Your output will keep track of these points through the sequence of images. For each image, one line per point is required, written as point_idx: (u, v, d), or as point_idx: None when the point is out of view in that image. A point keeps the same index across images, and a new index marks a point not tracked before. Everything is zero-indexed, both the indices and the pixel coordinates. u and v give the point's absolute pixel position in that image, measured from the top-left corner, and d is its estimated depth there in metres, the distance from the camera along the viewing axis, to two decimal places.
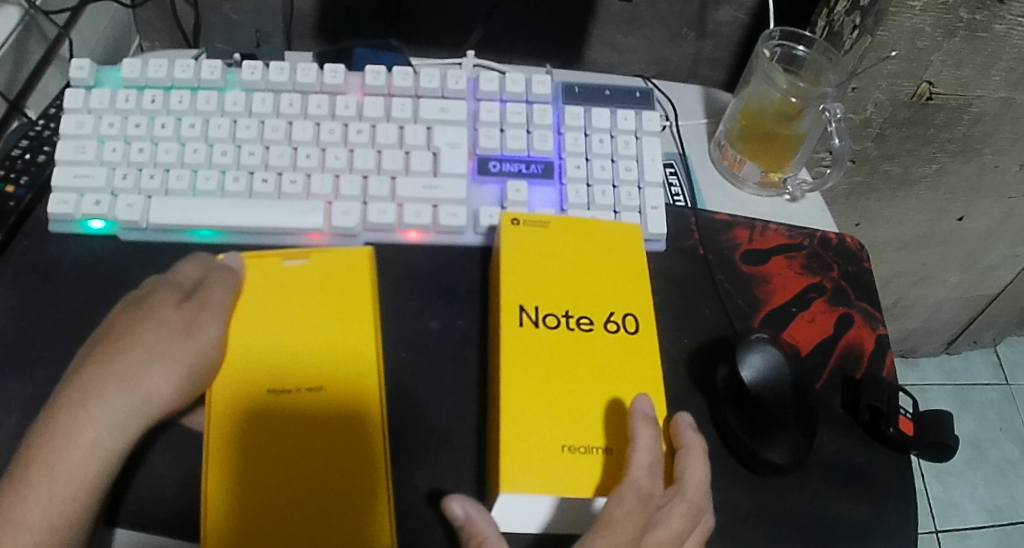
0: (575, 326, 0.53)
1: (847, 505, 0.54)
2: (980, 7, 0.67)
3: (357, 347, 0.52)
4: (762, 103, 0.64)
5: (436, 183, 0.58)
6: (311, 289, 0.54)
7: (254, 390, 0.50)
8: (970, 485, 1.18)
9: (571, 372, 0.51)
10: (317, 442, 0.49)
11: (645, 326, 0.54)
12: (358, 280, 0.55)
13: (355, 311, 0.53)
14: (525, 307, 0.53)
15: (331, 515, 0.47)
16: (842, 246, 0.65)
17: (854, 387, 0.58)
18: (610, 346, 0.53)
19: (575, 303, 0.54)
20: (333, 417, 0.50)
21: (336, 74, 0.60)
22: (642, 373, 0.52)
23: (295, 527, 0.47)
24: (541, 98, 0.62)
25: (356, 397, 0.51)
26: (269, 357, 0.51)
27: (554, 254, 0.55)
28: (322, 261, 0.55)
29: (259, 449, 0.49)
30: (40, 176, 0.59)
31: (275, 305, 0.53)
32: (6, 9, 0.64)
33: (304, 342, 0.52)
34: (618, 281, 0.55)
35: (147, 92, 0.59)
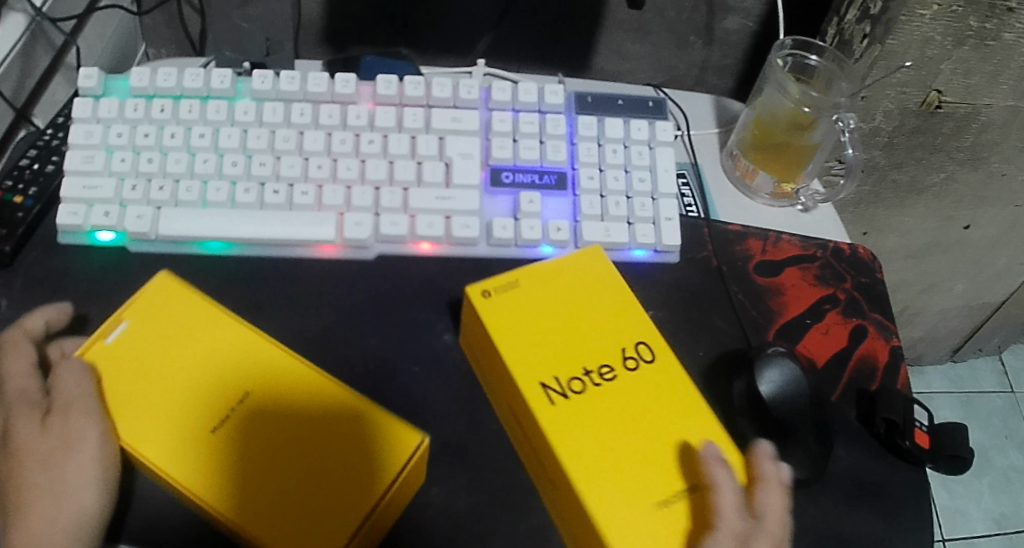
0: (601, 380, 0.50)
1: (864, 519, 0.54)
2: (990, 15, 0.66)
3: (255, 346, 0.50)
4: (775, 113, 0.64)
5: (449, 194, 0.57)
6: (170, 317, 0.50)
7: (184, 443, 0.46)
8: (976, 493, 1.18)
9: (616, 426, 0.48)
10: (285, 428, 0.47)
11: (660, 350, 0.52)
12: (201, 302, 0.51)
13: (201, 317, 0.51)
14: (547, 377, 0.49)
15: (351, 447, 0.47)
16: (855, 256, 0.65)
17: (869, 400, 0.58)
18: (640, 384, 0.50)
19: (586, 356, 0.50)
20: (276, 406, 0.48)
21: (347, 84, 0.60)
22: (679, 403, 0.50)
23: (340, 474, 0.46)
24: (554, 108, 0.61)
25: (286, 380, 0.49)
26: (172, 415, 0.47)
27: (549, 303, 0.52)
28: (141, 310, 0.50)
29: (247, 459, 0.46)
30: (49, 187, 0.58)
31: (150, 367, 0.49)
32: (11, 16, 0.63)
33: (198, 374, 0.49)
34: (622, 313, 0.53)
35: (156, 101, 0.58)
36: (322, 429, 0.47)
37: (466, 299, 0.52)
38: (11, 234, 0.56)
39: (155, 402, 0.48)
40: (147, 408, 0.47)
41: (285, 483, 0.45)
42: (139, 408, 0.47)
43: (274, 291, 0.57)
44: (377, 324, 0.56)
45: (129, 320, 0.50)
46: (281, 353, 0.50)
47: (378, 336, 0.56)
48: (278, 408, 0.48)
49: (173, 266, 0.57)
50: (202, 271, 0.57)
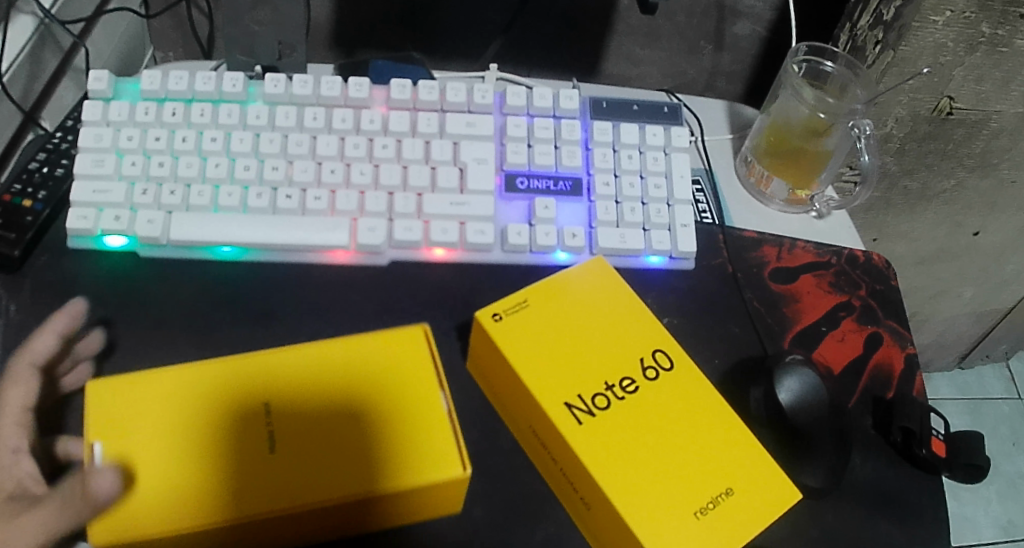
0: (624, 394, 0.49)
1: (882, 528, 0.53)
2: (1002, 22, 0.66)
3: (229, 370, 0.48)
4: (790, 119, 0.64)
5: (463, 200, 0.57)
6: (135, 400, 0.46)
7: (217, 490, 0.44)
8: (983, 501, 1.17)
9: (650, 442, 0.47)
10: (304, 412, 0.47)
11: (679, 357, 0.51)
12: (171, 370, 0.48)
13: (163, 388, 0.47)
14: (572, 396, 0.48)
15: (370, 387, 0.48)
16: (869, 263, 0.64)
17: (886, 408, 0.57)
18: (662, 392, 0.49)
19: (603, 373, 0.49)
20: (280, 405, 0.47)
21: (360, 88, 0.59)
22: (703, 407, 0.49)
23: (377, 413, 0.47)
24: (569, 113, 0.61)
25: (278, 377, 0.48)
26: (192, 480, 0.44)
27: (565, 320, 0.51)
28: (105, 413, 0.46)
29: (285, 453, 0.45)
30: (58, 190, 0.58)
31: (135, 447, 0.45)
32: (20, 18, 0.62)
33: (190, 426, 0.46)
34: (634, 325, 0.52)
35: (167, 104, 0.58)
36: (342, 393, 0.48)
37: (477, 324, 0.51)
38: (20, 238, 0.55)
39: (170, 481, 0.44)
40: (165, 488, 0.43)
41: (341, 442, 0.46)
42: (157, 492, 0.43)
43: (286, 296, 0.56)
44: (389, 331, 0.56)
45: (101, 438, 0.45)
46: (259, 355, 0.49)
47: None
48: (284, 404, 0.47)
49: (184, 272, 0.57)
50: (214, 277, 0.57)
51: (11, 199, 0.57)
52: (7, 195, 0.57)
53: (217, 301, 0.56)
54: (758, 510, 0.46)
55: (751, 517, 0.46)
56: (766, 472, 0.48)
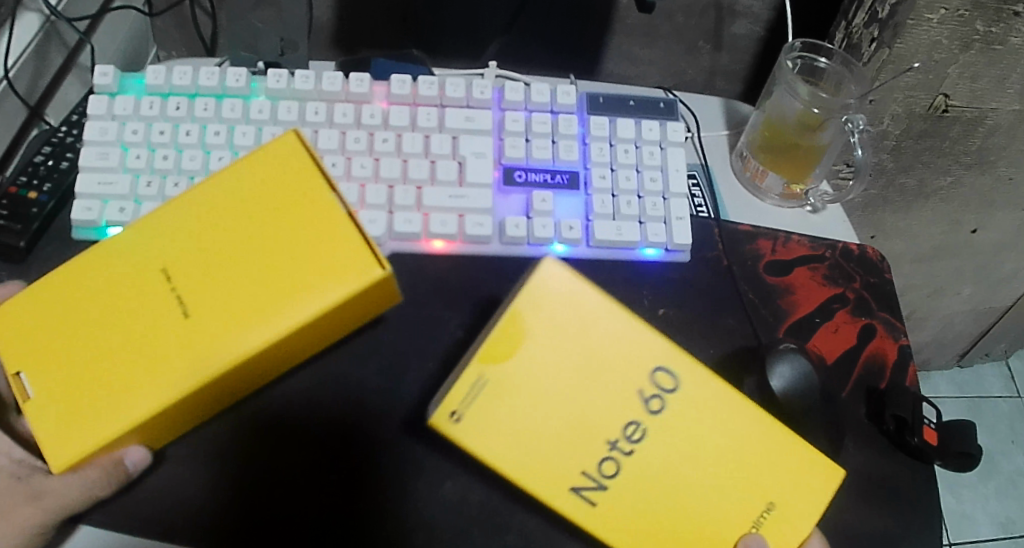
0: (630, 447, 0.48)
1: (870, 513, 0.55)
2: (996, 20, 0.66)
3: (119, 256, 0.49)
4: (784, 115, 0.65)
5: (462, 192, 0.58)
6: (43, 320, 0.48)
7: (152, 381, 0.47)
8: (982, 497, 1.18)
9: (673, 480, 0.48)
10: (207, 268, 0.48)
11: (681, 375, 0.50)
12: (68, 268, 0.49)
13: (66, 298, 0.48)
14: (577, 476, 0.48)
15: (259, 216, 0.49)
16: (864, 256, 0.65)
17: (879, 397, 0.58)
18: (672, 428, 0.49)
19: (601, 435, 0.48)
20: (177, 271, 0.48)
21: (361, 83, 0.60)
22: (726, 416, 0.50)
23: (270, 237, 0.48)
24: (567, 108, 0.62)
25: (166, 241, 0.49)
26: (123, 386, 0.47)
27: (550, 381, 0.48)
28: (18, 338, 0.48)
29: (202, 305, 0.47)
30: (63, 182, 0.59)
31: (60, 363, 0.47)
32: (26, 16, 0.63)
33: (104, 326, 0.48)
34: (622, 353, 0.49)
35: (171, 99, 0.59)
36: (236, 232, 0.49)
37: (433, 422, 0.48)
38: (26, 229, 0.57)
39: (104, 394, 0.47)
40: (103, 402, 0.47)
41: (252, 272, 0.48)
42: (96, 405, 0.47)
43: None
44: (388, 322, 0.57)
45: (21, 367, 0.48)
46: (134, 229, 0.49)
47: (391, 335, 0.57)
48: (179, 269, 0.48)
49: None
50: None
51: (17, 191, 0.59)
52: (13, 187, 0.59)
53: None
54: (801, 514, 0.49)
55: (792, 522, 0.49)
56: (808, 477, 0.50)
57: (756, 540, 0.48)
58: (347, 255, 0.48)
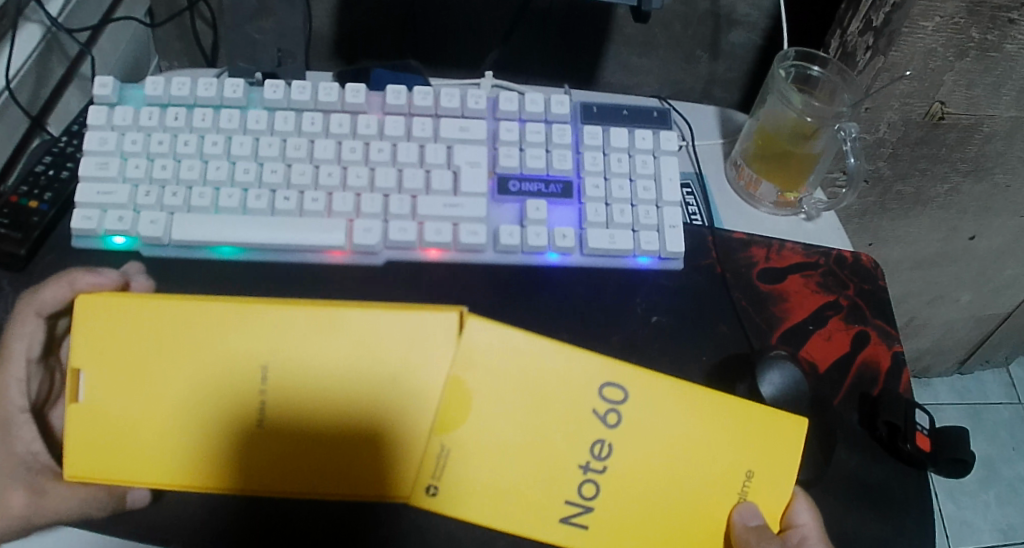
0: (603, 465, 0.51)
1: (862, 517, 0.55)
2: (991, 27, 0.66)
3: (232, 333, 0.50)
4: (778, 123, 0.65)
5: (457, 202, 0.59)
6: (118, 346, 0.50)
7: (196, 458, 0.50)
8: (983, 505, 1.18)
9: (652, 485, 0.51)
10: (307, 400, 0.50)
11: (629, 387, 0.52)
12: (147, 306, 0.50)
13: (149, 339, 0.50)
14: (561, 507, 0.51)
15: (380, 364, 0.50)
16: (858, 264, 0.65)
17: (871, 403, 0.59)
18: (634, 441, 0.51)
19: (570, 461, 0.51)
20: (285, 390, 0.50)
21: (357, 94, 0.61)
22: (686, 411, 0.52)
23: (386, 383, 0.50)
24: (560, 118, 0.62)
25: (288, 348, 0.50)
26: (174, 446, 0.50)
27: (508, 416, 0.51)
28: (93, 348, 0.50)
29: (290, 430, 0.50)
30: (64, 192, 0.60)
31: (123, 396, 0.50)
32: (27, 27, 0.64)
33: (183, 383, 0.50)
34: (562, 381, 0.51)
35: (170, 110, 0.59)
36: (356, 375, 0.50)
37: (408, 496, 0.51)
38: (26, 237, 0.58)
39: (151, 443, 0.50)
40: (149, 450, 0.50)
41: (341, 430, 0.50)
42: (141, 454, 0.49)
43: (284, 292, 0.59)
44: None
45: (87, 370, 0.50)
46: (228, 315, 0.50)
47: None
48: (286, 388, 0.50)
49: (189, 270, 0.59)
50: (215, 275, 0.59)
51: (17, 200, 0.59)
52: (14, 196, 0.59)
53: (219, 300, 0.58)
54: (779, 473, 0.52)
55: (772, 481, 0.52)
56: (783, 442, 0.53)
57: (750, 509, 0.51)
58: (455, 412, 0.50)
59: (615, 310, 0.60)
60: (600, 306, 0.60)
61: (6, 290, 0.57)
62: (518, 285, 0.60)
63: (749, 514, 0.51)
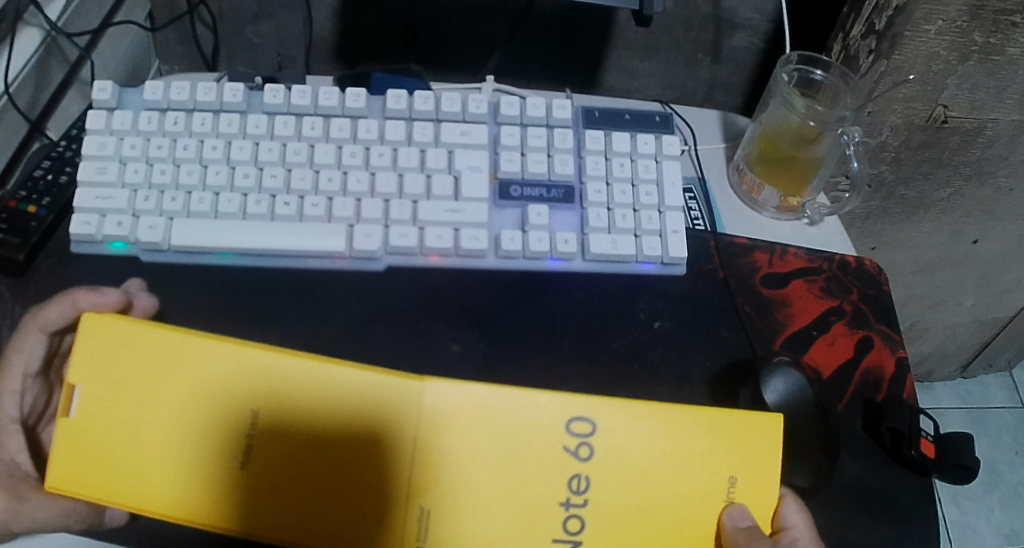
0: (583, 499, 0.49)
1: (865, 524, 0.54)
2: (994, 31, 0.66)
3: (189, 370, 0.49)
4: (781, 127, 0.64)
5: (458, 207, 0.58)
6: (90, 379, 0.48)
7: (173, 493, 0.48)
8: (987, 509, 1.18)
9: (638, 508, 0.50)
10: (272, 438, 0.48)
11: (598, 421, 0.50)
12: (109, 344, 0.49)
13: (116, 378, 0.48)
14: (551, 546, 0.49)
15: (343, 409, 0.49)
16: (861, 268, 0.65)
17: (876, 409, 0.58)
18: (613, 469, 0.50)
19: (549, 497, 0.49)
20: (249, 430, 0.48)
21: (357, 98, 0.60)
22: (666, 433, 0.51)
23: (349, 426, 0.49)
24: (562, 123, 0.62)
25: (249, 392, 0.49)
26: (162, 472, 0.48)
27: (483, 459, 0.49)
28: (87, 365, 0.48)
29: (264, 473, 0.48)
30: (63, 197, 0.60)
31: (105, 424, 0.48)
32: (27, 31, 0.64)
33: (154, 420, 0.48)
34: (532, 422, 0.50)
35: (169, 114, 0.59)
36: (318, 412, 0.49)
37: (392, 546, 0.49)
38: (25, 242, 0.57)
39: (132, 472, 0.48)
40: (129, 482, 0.48)
41: (312, 469, 0.48)
42: (118, 480, 0.48)
43: (287, 296, 0.58)
44: (386, 338, 0.57)
45: (83, 383, 0.48)
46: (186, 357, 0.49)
47: (385, 348, 0.57)
48: (250, 428, 0.48)
49: (190, 275, 0.58)
50: (216, 281, 0.59)
51: (17, 205, 0.59)
52: (13, 201, 0.59)
53: (219, 305, 0.58)
54: (766, 475, 0.50)
55: (759, 484, 0.50)
56: (766, 444, 0.51)
57: (739, 511, 0.50)
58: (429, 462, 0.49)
59: (616, 319, 0.60)
60: (601, 313, 0.60)
61: (5, 296, 0.57)
62: (519, 292, 0.60)
63: (738, 516, 0.49)
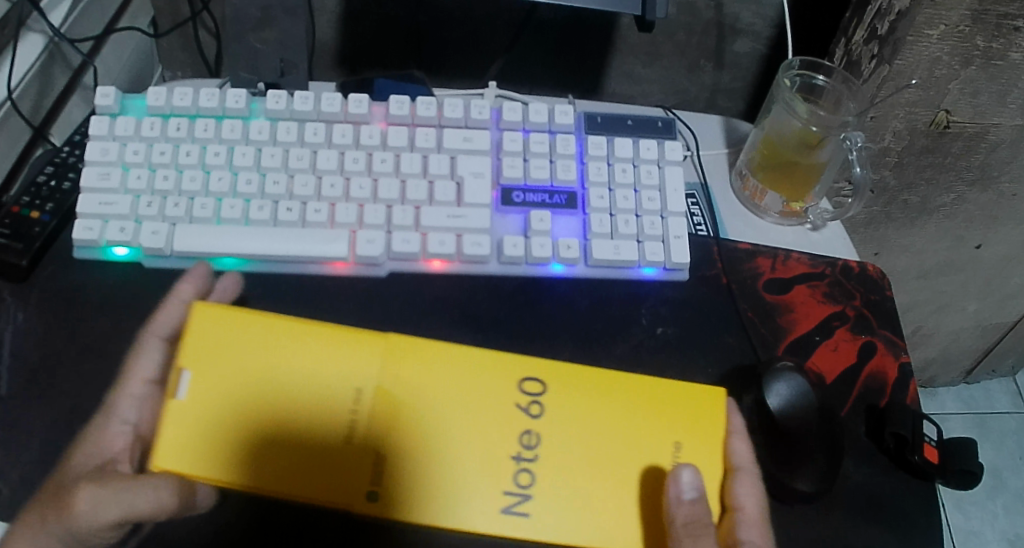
0: (534, 453, 0.50)
1: (866, 531, 0.54)
2: (996, 35, 0.66)
3: (296, 349, 0.49)
4: (783, 133, 0.64)
5: (460, 213, 0.58)
6: (204, 358, 0.48)
7: (277, 470, 0.47)
8: (991, 514, 1.17)
9: (581, 464, 0.50)
10: (369, 418, 0.48)
11: (550, 379, 0.51)
12: (229, 323, 0.49)
13: (232, 357, 0.48)
14: (501, 497, 0.49)
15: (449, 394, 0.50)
16: (864, 274, 0.65)
17: (878, 415, 0.58)
18: (557, 426, 0.50)
19: (501, 452, 0.49)
20: (351, 408, 0.48)
21: (360, 104, 0.61)
22: (603, 394, 0.51)
23: (453, 413, 0.49)
24: (564, 128, 0.62)
25: (357, 376, 0.49)
26: (264, 452, 0.47)
27: (487, 423, 0.50)
28: (198, 350, 0.48)
29: (365, 453, 0.48)
30: (65, 202, 0.60)
31: (213, 403, 0.48)
32: (30, 37, 0.64)
33: (264, 398, 0.48)
34: (500, 382, 0.50)
35: (171, 120, 0.59)
36: (404, 395, 0.49)
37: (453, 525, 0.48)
38: (28, 248, 0.58)
39: (238, 449, 0.47)
40: (236, 458, 0.47)
41: (411, 451, 0.49)
42: (227, 457, 0.47)
43: (292, 298, 0.58)
44: None
45: (191, 366, 0.48)
46: (299, 338, 0.49)
47: None
48: (354, 411, 0.48)
49: None
50: None
51: (19, 211, 0.59)
52: (16, 207, 0.59)
53: None
54: (709, 449, 0.51)
55: (703, 454, 0.51)
56: (705, 413, 0.52)
57: (683, 481, 0.48)
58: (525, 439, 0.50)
59: (619, 325, 0.59)
60: (604, 318, 0.60)
61: (8, 300, 0.57)
62: (522, 296, 0.60)
63: (684, 485, 0.48)
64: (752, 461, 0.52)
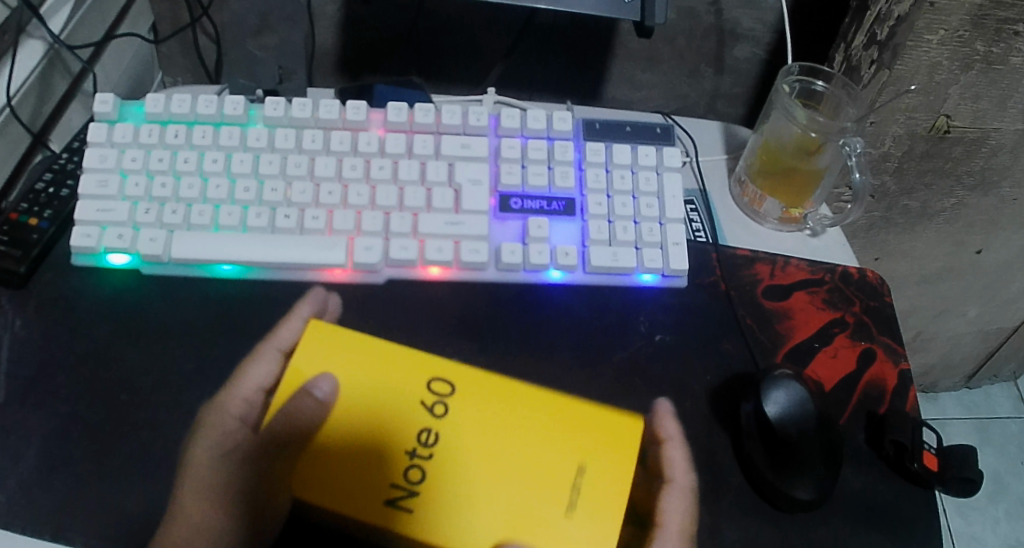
0: (430, 451, 0.47)
1: (866, 537, 0.54)
2: (996, 39, 0.65)
3: (393, 375, 0.49)
4: (782, 139, 0.64)
5: (459, 219, 0.58)
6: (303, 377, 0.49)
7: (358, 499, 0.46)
8: (992, 519, 1.17)
9: (480, 470, 0.47)
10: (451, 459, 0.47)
11: (460, 380, 0.49)
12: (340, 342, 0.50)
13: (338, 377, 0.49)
14: (389, 489, 0.46)
15: (535, 440, 0.48)
16: (864, 280, 0.65)
17: (878, 422, 0.58)
18: (459, 427, 0.48)
19: (396, 446, 0.47)
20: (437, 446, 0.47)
21: (358, 111, 0.61)
22: (511, 407, 0.49)
23: (538, 460, 0.48)
24: (562, 135, 0.62)
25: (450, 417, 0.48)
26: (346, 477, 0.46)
27: (398, 417, 0.48)
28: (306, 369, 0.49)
29: (452, 495, 0.47)
30: (64, 209, 0.60)
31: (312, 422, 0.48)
32: (29, 43, 0.64)
33: (353, 421, 0.48)
34: (415, 379, 0.49)
35: (170, 127, 0.59)
36: (495, 442, 0.48)
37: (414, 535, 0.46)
38: (26, 255, 0.58)
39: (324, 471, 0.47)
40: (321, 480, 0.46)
41: (492, 497, 0.47)
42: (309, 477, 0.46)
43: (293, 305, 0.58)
44: None
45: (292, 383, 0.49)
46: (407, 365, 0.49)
47: None
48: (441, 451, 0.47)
49: (184, 290, 0.58)
50: (213, 294, 0.58)
51: (18, 218, 0.59)
52: (14, 214, 0.59)
53: (219, 318, 0.57)
54: (615, 481, 0.48)
55: (608, 483, 0.48)
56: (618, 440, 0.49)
57: None
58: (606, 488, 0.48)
59: (617, 332, 0.59)
60: (602, 326, 0.59)
61: (6, 308, 0.57)
62: (518, 304, 0.60)
63: None
64: (685, 469, 0.52)
